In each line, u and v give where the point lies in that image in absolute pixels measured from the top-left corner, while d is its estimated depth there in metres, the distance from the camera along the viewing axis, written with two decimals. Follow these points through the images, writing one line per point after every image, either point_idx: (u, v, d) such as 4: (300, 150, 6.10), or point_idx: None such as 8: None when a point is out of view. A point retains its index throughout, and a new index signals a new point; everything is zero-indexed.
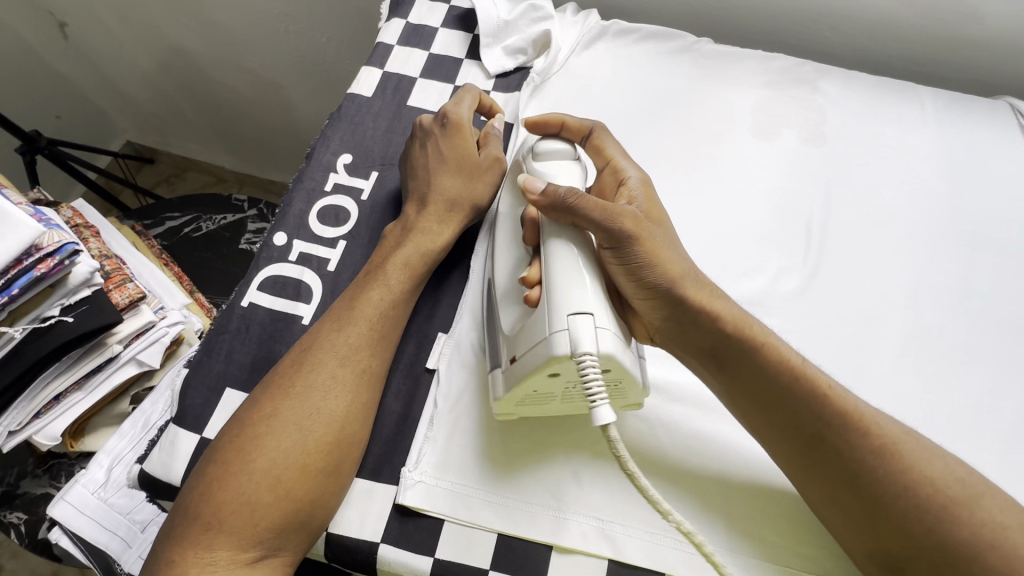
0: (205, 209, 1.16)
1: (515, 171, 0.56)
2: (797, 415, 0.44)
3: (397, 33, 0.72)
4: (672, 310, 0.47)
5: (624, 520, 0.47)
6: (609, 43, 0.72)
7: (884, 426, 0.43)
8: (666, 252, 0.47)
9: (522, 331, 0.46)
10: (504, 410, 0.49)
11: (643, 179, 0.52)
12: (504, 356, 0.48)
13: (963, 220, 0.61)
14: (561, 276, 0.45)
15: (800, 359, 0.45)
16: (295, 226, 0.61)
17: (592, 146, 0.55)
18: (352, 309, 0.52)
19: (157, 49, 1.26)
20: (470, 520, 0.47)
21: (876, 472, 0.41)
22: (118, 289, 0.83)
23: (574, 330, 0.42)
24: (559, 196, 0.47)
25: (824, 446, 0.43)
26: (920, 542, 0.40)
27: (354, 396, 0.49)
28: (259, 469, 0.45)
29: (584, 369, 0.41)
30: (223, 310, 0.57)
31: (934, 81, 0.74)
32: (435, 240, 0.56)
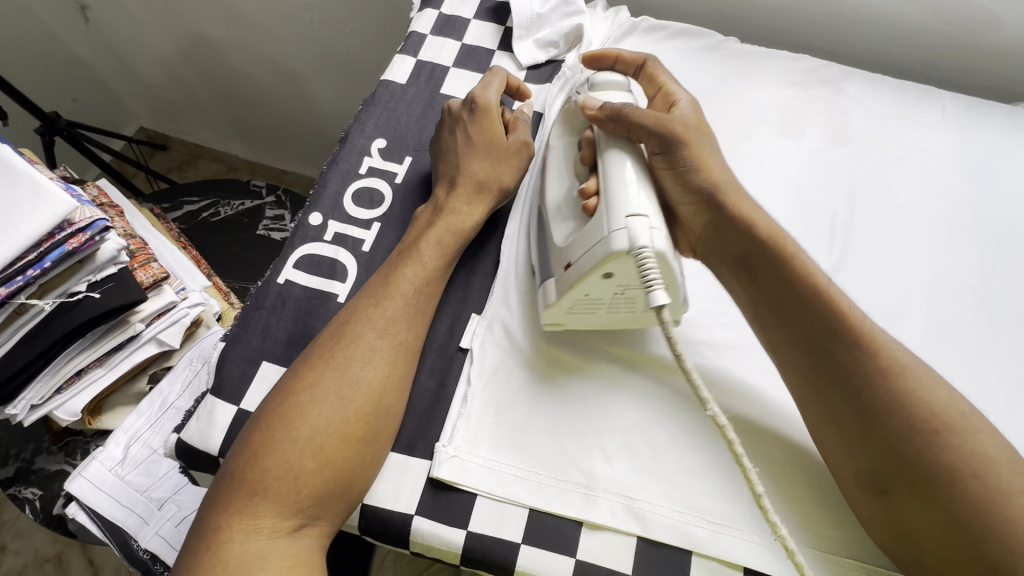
0: (223, 195, 1.17)
1: (565, 103, 0.60)
2: (818, 328, 0.47)
3: (430, 22, 0.74)
4: (713, 214, 0.52)
5: (652, 499, 0.48)
6: (639, 39, 0.73)
7: (894, 348, 0.45)
8: (712, 161, 0.53)
9: (578, 238, 0.50)
10: (554, 320, 0.52)
11: (692, 101, 0.57)
12: (557, 266, 0.51)
13: (983, 222, 0.62)
14: (619, 184, 0.49)
15: (825, 281, 0.48)
16: (330, 207, 0.62)
17: (644, 75, 0.60)
18: (389, 283, 0.53)
19: (180, 37, 1.27)
20: (502, 496, 0.48)
21: (875, 393, 0.43)
22: (143, 268, 0.83)
23: (632, 228, 0.46)
24: (615, 109, 0.52)
25: (827, 352, 0.46)
26: (907, 464, 0.41)
27: (389, 368, 0.50)
28: (302, 437, 0.46)
29: (644, 263, 0.45)
30: (259, 286, 0.58)
31: (953, 86, 0.76)
32: (465, 220, 0.57)
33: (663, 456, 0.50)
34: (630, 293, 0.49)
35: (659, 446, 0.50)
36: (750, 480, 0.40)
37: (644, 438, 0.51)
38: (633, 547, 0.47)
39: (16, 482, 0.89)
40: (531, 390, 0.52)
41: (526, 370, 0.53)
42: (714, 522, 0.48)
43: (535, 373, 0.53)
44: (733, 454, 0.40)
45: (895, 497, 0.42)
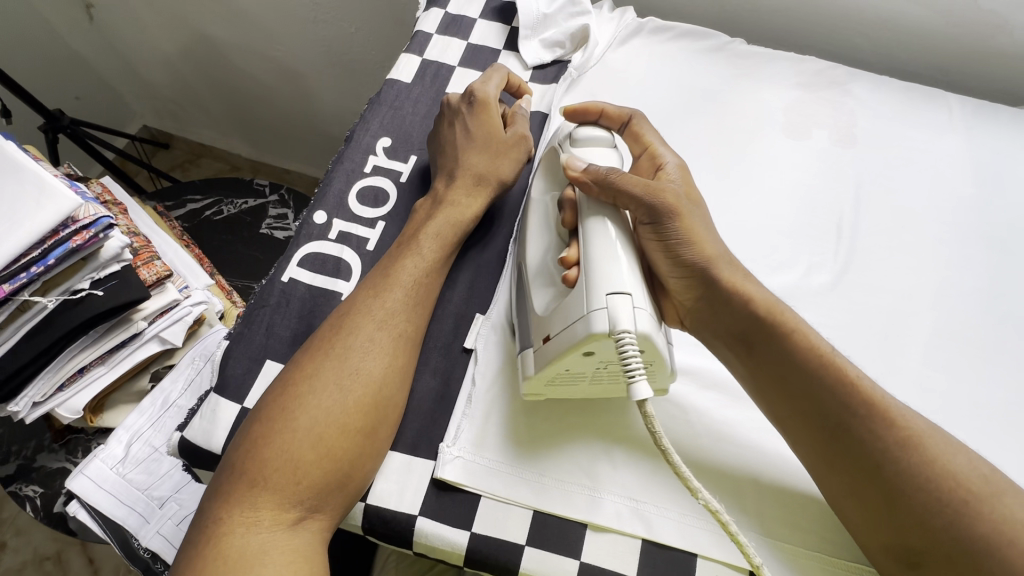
0: (226, 193, 1.17)
1: (551, 158, 0.57)
2: (829, 408, 0.45)
3: (436, 22, 0.74)
4: (705, 288, 0.50)
5: (657, 501, 0.48)
6: (645, 40, 0.73)
7: (909, 418, 0.43)
8: (702, 233, 0.50)
9: (558, 309, 0.47)
10: (533, 391, 0.50)
11: (679, 163, 0.54)
12: (537, 336, 0.49)
13: (990, 225, 0.62)
14: (600, 257, 0.46)
15: (829, 349, 0.46)
16: (335, 205, 0.61)
17: (628, 133, 0.57)
18: (388, 275, 0.53)
19: (183, 37, 1.27)
20: (507, 497, 0.48)
21: (896, 462, 0.42)
22: (146, 266, 0.83)
23: (614, 308, 0.43)
24: (602, 174, 0.50)
25: (840, 430, 0.44)
26: (941, 530, 0.41)
27: (389, 360, 0.49)
28: (301, 428, 0.46)
29: (624, 347, 0.42)
30: (264, 284, 0.58)
31: (959, 88, 0.76)
32: (463, 212, 0.57)
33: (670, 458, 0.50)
34: (613, 368, 0.46)
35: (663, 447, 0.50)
36: (744, 549, 0.40)
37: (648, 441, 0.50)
38: (638, 549, 0.47)
39: (17, 479, 0.89)
40: (536, 391, 0.52)
41: None
42: (718, 525, 0.47)
43: None
44: (725, 528, 0.39)
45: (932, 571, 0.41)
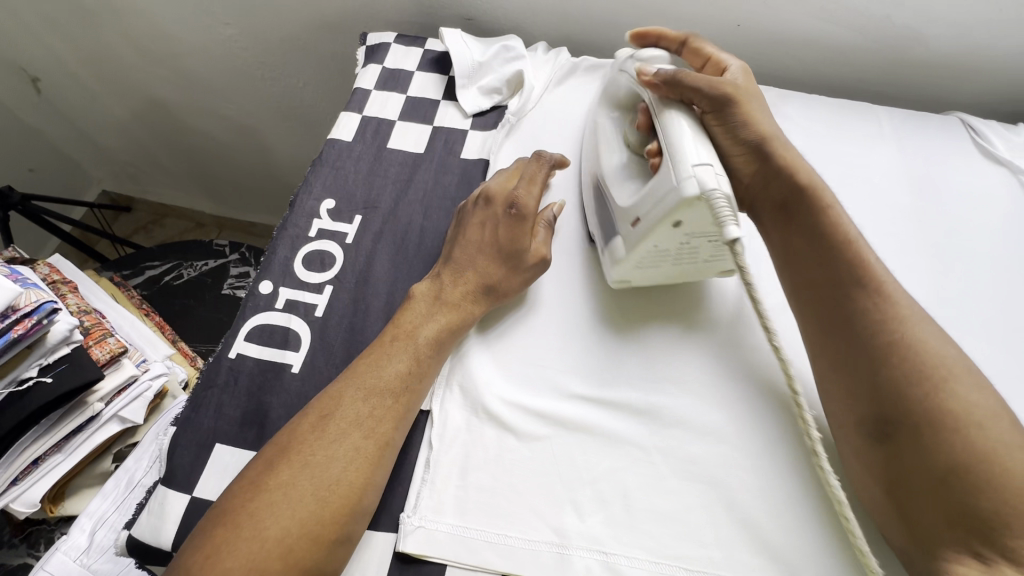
0: (185, 256, 1.15)
1: (614, 82, 0.63)
2: (844, 277, 0.50)
3: (374, 78, 0.74)
4: (755, 159, 0.56)
5: (629, 552, 0.47)
6: (581, 79, 0.74)
7: (909, 301, 0.49)
8: (760, 116, 0.56)
9: (644, 195, 0.52)
10: (621, 276, 0.57)
11: (742, 67, 0.61)
12: (624, 224, 0.54)
13: (928, 231, 0.63)
14: (676, 139, 0.50)
15: (855, 232, 0.52)
16: (280, 273, 0.61)
17: (688, 51, 0.63)
18: (374, 373, 0.51)
19: (133, 102, 1.26)
20: (473, 564, 0.46)
21: (893, 337, 0.47)
22: (99, 344, 0.80)
23: (701, 176, 0.47)
24: (672, 74, 0.54)
25: (845, 298, 0.50)
26: (915, 408, 0.44)
27: (370, 472, 0.47)
28: (272, 539, 0.43)
29: (716, 204, 0.46)
30: (210, 363, 0.56)
31: (887, 98, 0.79)
32: (458, 314, 0.55)
33: (639, 503, 0.49)
34: (696, 241, 0.52)
35: (630, 493, 0.49)
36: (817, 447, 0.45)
37: (614, 487, 0.49)
38: None
39: None
40: (498, 447, 0.51)
41: (492, 430, 0.52)
42: (691, 570, 0.46)
43: (502, 431, 0.52)
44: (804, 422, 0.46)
45: (896, 442, 0.44)
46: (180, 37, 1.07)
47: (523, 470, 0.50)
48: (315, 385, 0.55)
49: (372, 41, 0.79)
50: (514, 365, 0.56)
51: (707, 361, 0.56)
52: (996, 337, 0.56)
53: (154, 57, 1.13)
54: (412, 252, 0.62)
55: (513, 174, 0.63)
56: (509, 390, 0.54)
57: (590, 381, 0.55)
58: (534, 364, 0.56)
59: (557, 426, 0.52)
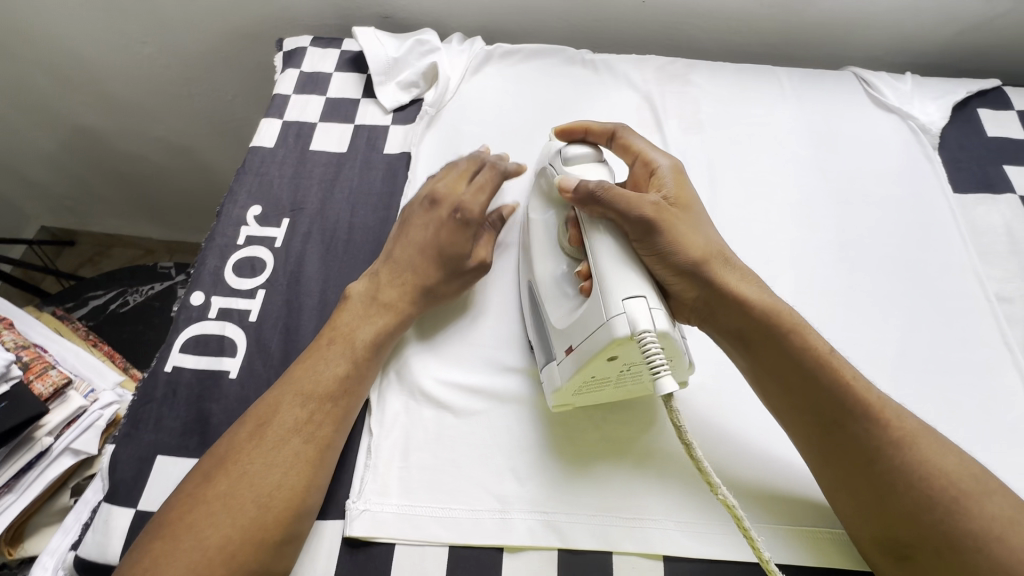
0: (130, 282, 1.14)
1: (544, 177, 0.59)
2: (827, 406, 0.47)
3: (292, 82, 0.75)
4: (702, 287, 0.49)
5: (568, 510, 0.49)
6: (497, 66, 0.76)
7: (901, 415, 0.46)
8: (693, 235, 0.49)
9: (576, 322, 0.48)
10: (562, 402, 0.51)
11: (673, 165, 0.55)
12: (559, 350, 0.50)
13: (830, 180, 0.67)
14: (609, 264, 0.47)
15: (827, 349, 0.48)
16: (211, 283, 0.61)
17: (620, 145, 0.58)
18: (311, 378, 0.51)
19: (57, 129, 1.19)
20: (420, 539, 0.48)
21: (892, 463, 0.44)
22: (40, 378, 0.77)
23: (632, 312, 0.44)
24: (589, 190, 0.49)
25: (836, 427, 0.46)
26: (930, 527, 0.43)
27: (312, 472, 0.48)
28: (213, 547, 0.43)
29: (647, 345, 0.43)
30: (147, 378, 0.56)
31: (791, 59, 0.83)
32: (394, 315, 0.56)
33: (576, 463, 0.51)
34: (635, 369, 0.47)
35: (567, 454, 0.52)
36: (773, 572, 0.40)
37: (551, 450, 0.52)
38: (558, 559, 0.48)
39: None
40: (437, 427, 0.53)
41: (431, 410, 0.54)
42: (627, 518, 0.49)
43: (440, 412, 0.54)
44: (739, 524, 0.41)
45: (920, 561, 0.43)
46: (99, 59, 1.05)
47: (463, 447, 0.52)
48: (255, 388, 0.55)
49: (288, 47, 0.79)
50: (450, 350, 0.57)
51: None
52: (893, 270, 0.61)
53: (72, 81, 1.09)
54: (342, 249, 0.63)
55: (462, 178, 0.62)
56: (446, 371, 0.56)
57: (522, 354, 0.57)
58: (469, 345, 0.58)
59: (492, 400, 0.54)
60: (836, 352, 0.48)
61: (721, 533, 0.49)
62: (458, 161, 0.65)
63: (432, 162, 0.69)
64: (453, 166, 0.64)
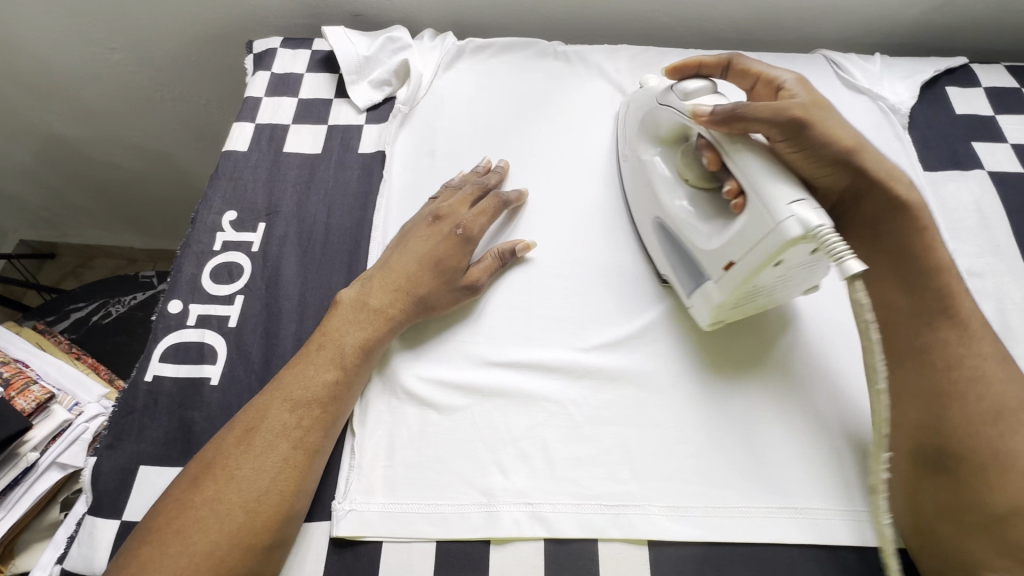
0: (111, 294, 1.12)
1: (653, 116, 0.59)
2: (928, 306, 0.51)
3: (263, 85, 0.74)
4: (850, 180, 0.51)
5: (553, 500, 0.50)
6: (469, 61, 0.76)
7: (992, 341, 0.50)
8: (839, 129, 0.50)
9: (733, 236, 0.48)
10: (717, 317, 0.55)
11: (797, 77, 0.53)
12: (715, 269, 0.51)
13: None
14: (759, 176, 0.46)
15: (947, 261, 0.52)
16: (188, 291, 0.61)
17: (735, 72, 0.56)
18: (300, 385, 0.51)
19: (30, 139, 1.16)
20: (407, 535, 0.49)
21: (977, 373, 0.48)
22: (22, 394, 0.75)
23: (801, 212, 0.43)
24: (731, 109, 0.48)
25: (926, 325, 0.51)
26: (977, 442, 0.46)
27: (300, 477, 0.48)
28: (202, 552, 0.44)
29: (826, 239, 0.42)
30: (127, 388, 0.56)
31: (763, 44, 0.83)
32: (384, 321, 0.56)
33: (561, 453, 0.52)
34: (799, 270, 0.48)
35: (549, 445, 0.52)
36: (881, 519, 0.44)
37: (534, 442, 0.52)
38: (543, 549, 0.49)
39: None
40: (421, 423, 0.53)
41: (414, 408, 0.54)
42: (611, 505, 0.49)
43: (423, 409, 0.54)
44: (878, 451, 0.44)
45: (957, 475, 0.46)
46: (68, 69, 1.03)
47: (447, 442, 0.52)
48: (236, 395, 0.55)
49: (257, 49, 0.78)
50: (434, 348, 0.57)
51: (610, 310, 0.60)
52: None
53: (41, 91, 1.07)
54: (320, 252, 0.63)
55: (468, 196, 0.63)
56: (428, 368, 0.56)
57: (505, 347, 0.57)
58: (454, 339, 0.58)
59: (474, 395, 0.54)
60: (953, 265, 0.52)
61: (706, 514, 0.49)
62: (459, 178, 0.65)
63: (408, 160, 0.69)
64: (457, 184, 0.64)
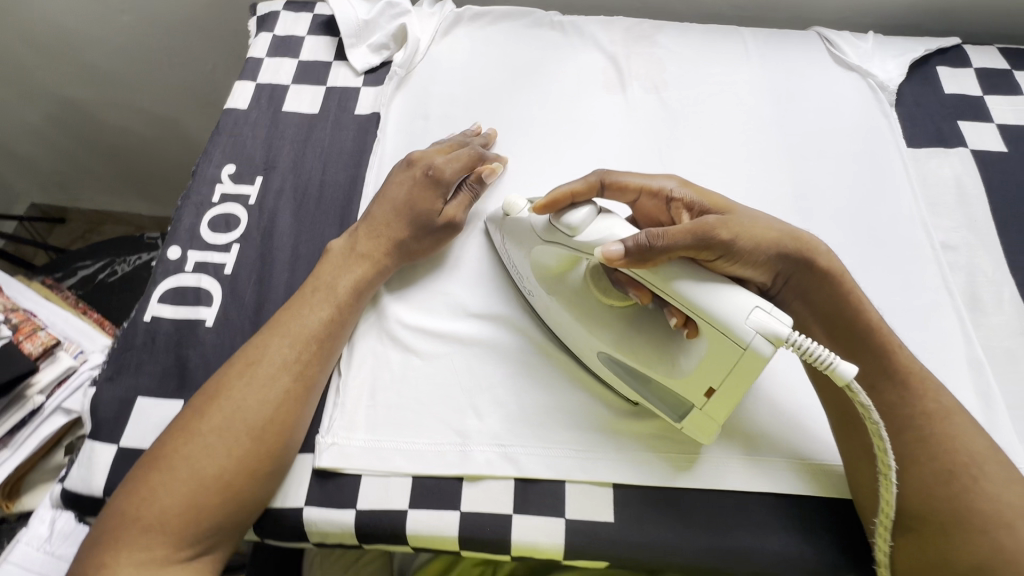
0: (116, 253, 1.16)
1: (543, 251, 0.55)
2: (866, 372, 0.50)
3: (265, 46, 0.76)
4: (791, 271, 0.51)
5: (525, 443, 0.52)
6: (466, 28, 0.77)
7: (935, 392, 0.48)
8: (759, 224, 0.50)
9: (706, 361, 0.46)
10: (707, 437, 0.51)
11: (680, 182, 0.55)
12: (695, 397, 0.48)
13: (788, 135, 0.69)
14: (709, 303, 0.43)
15: (878, 317, 0.50)
16: (187, 238, 0.63)
17: (615, 188, 0.55)
18: (297, 322, 0.54)
19: (42, 101, 1.19)
20: (385, 469, 0.51)
21: (921, 432, 0.47)
22: (29, 338, 0.77)
23: (768, 322, 0.42)
24: (646, 246, 0.45)
25: (871, 390, 0.49)
26: (936, 501, 0.44)
27: (298, 407, 0.51)
28: (210, 476, 0.47)
29: (804, 345, 0.42)
30: (127, 327, 0.59)
31: (759, 21, 0.84)
32: (371, 262, 0.58)
33: (534, 402, 0.54)
34: None
35: (524, 392, 0.55)
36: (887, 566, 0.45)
37: (509, 389, 0.55)
38: (513, 488, 0.51)
39: None
40: (402, 368, 0.56)
41: (396, 353, 0.56)
42: (580, 450, 0.52)
43: (405, 354, 0.56)
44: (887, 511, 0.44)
45: (927, 532, 0.44)
46: (82, 29, 1.06)
47: (426, 386, 0.55)
48: (229, 336, 0.58)
49: (261, 12, 0.80)
50: (416, 302, 0.59)
51: None
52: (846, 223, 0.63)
53: (54, 52, 1.10)
54: (313, 206, 0.65)
55: (448, 147, 0.64)
56: (410, 317, 0.58)
57: (486, 301, 0.59)
58: (436, 294, 0.60)
59: (455, 344, 0.57)
60: (882, 320, 0.51)
61: (664, 465, 0.51)
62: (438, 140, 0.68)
63: (402, 122, 0.71)
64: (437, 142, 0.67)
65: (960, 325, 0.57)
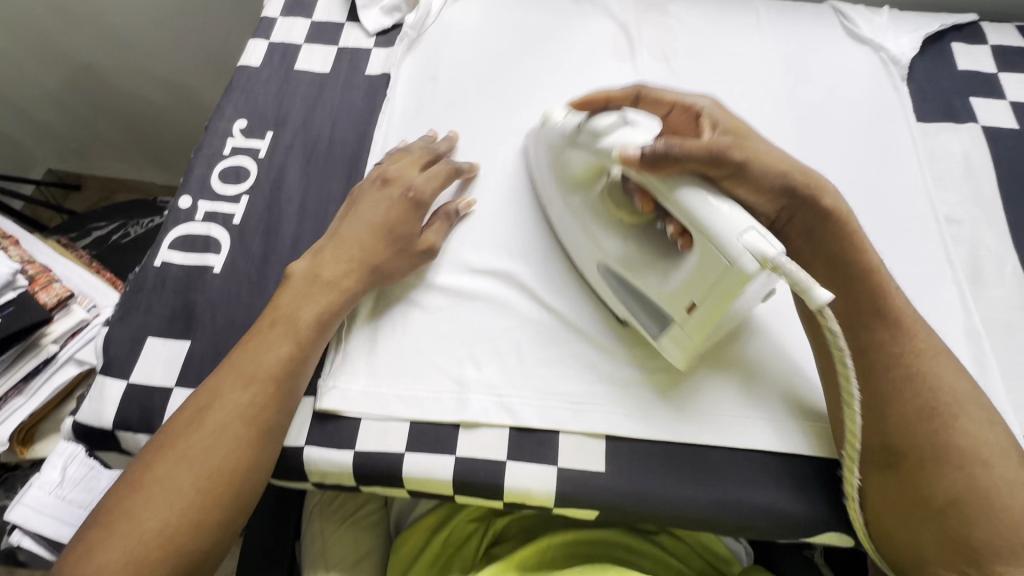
0: (130, 216, 1.18)
1: (562, 159, 0.57)
2: (862, 308, 0.49)
3: (279, 6, 0.77)
4: (797, 206, 0.52)
5: (521, 394, 0.53)
6: None
7: (924, 334, 0.49)
8: (772, 155, 0.51)
9: (693, 274, 0.47)
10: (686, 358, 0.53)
11: (714, 103, 0.55)
12: (675, 310, 0.50)
13: (797, 107, 0.69)
14: (705, 215, 0.45)
15: (878, 259, 0.51)
16: (198, 188, 0.65)
17: (648, 101, 0.56)
18: (252, 363, 0.50)
19: (60, 67, 1.21)
20: (384, 414, 0.53)
21: (906, 368, 0.47)
22: (45, 289, 0.79)
23: (755, 241, 0.43)
24: (663, 152, 0.46)
25: (863, 327, 0.49)
26: (916, 440, 0.45)
27: (252, 452, 0.48)
28: (150, 529, 0.44)
29: (784, 269, 0.42)
30: (138, 271, 0.61)
31: None
32: (337, 291, 0.54)
33: (531, 355, 0.55)
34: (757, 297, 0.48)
35: (521, 346, 0.56)
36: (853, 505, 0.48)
37: (507, 342, 0.56)
38: (508, 436, 0.52)
39: None
40: (403, 317, 0.57)
41: (398, 303, 0.58)
42: (574, 402, 0.53)
43: (407, 303, 0.58)
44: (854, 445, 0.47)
45: (904, 467, 0.45)
46: None
47: (426, 336, 0.56)
48: (236, 281, 0.60)
49: None
50: None
51: None
52: (850, 193, 0.63)
53: (73, 17, 1.12)
54: (322, 160, 0.66)
55: (417, 162, 0.62)
56: None
57: (487, 255, 0.60)
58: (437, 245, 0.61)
59: (455, 297, 0.58)
60: (884, 265, 0.51)
61: (653, 413, 0.53)
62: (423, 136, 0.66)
63: (412, 81, 0.71)
64: (411, 147, 0.64)
65: (959, 296, 0.57)
